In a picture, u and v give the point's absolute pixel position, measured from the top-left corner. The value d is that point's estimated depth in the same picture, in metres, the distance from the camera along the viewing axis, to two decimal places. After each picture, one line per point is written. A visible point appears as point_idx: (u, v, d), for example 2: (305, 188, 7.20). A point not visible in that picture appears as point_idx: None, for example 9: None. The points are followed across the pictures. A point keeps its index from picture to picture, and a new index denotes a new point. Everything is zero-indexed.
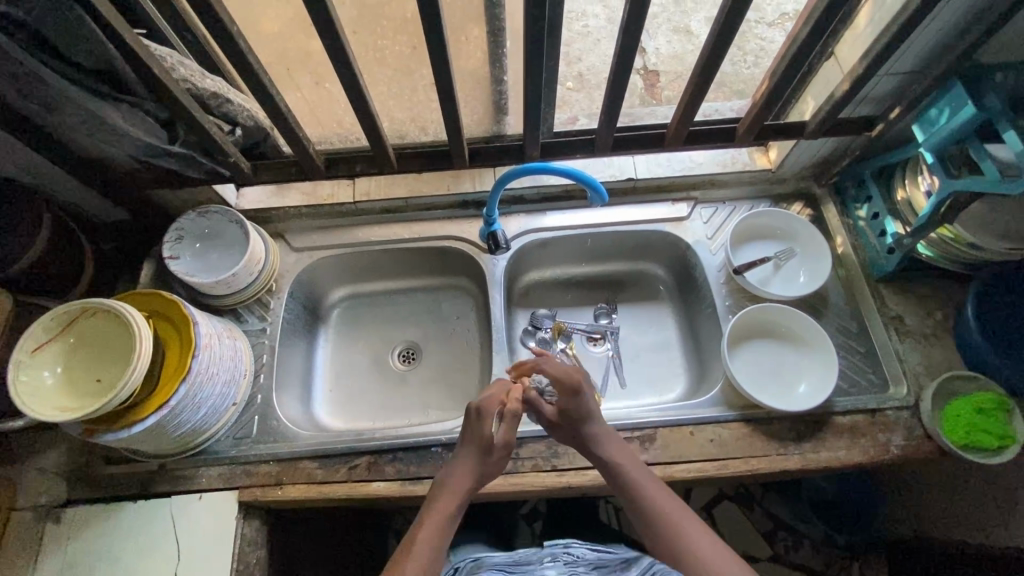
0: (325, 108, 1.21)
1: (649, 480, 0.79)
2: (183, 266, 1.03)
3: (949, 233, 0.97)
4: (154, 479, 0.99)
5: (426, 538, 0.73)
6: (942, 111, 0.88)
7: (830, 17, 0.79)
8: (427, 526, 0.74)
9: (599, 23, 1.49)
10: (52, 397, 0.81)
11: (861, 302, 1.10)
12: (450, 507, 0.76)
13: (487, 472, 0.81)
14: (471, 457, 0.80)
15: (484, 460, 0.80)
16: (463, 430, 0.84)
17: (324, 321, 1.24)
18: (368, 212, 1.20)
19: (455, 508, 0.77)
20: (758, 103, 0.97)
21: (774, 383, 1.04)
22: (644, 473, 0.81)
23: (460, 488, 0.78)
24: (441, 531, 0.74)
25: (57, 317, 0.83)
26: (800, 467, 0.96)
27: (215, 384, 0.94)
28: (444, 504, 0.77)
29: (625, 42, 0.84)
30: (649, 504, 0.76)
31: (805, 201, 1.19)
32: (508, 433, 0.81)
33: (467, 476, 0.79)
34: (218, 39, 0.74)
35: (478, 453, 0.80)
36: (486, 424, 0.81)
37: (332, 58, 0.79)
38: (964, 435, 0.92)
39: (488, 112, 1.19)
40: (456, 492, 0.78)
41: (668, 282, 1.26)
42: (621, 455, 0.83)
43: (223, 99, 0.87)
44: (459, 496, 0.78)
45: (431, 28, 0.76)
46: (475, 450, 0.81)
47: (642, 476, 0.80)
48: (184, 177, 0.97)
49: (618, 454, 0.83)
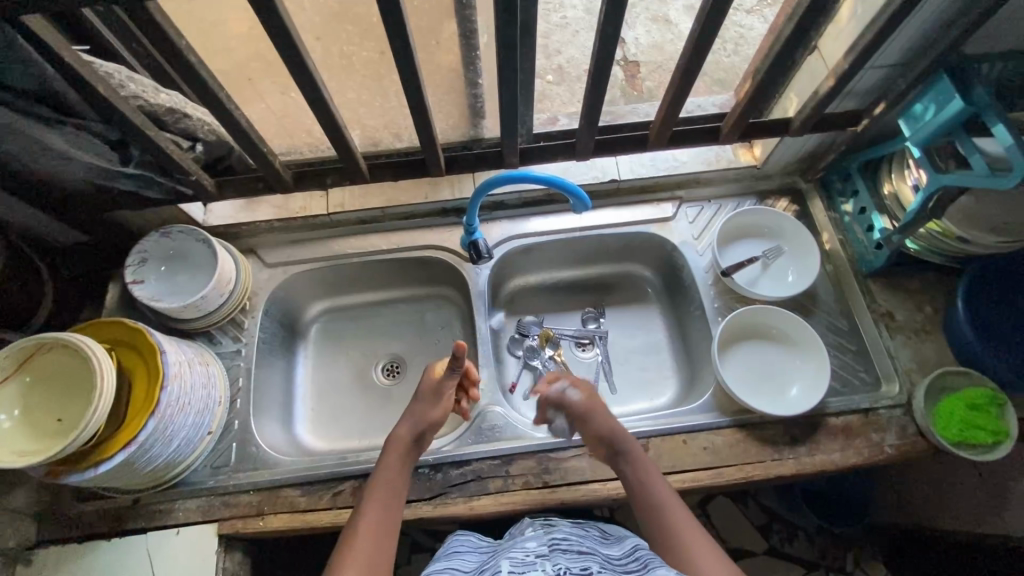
0: (292, 117, 1.15)
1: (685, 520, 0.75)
2: (148, 290, 0.98)
3: (938, 228, 0.95)
4: (128, 515, 0.94)
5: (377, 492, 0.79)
6: (928, 106, 0.86)
7: (813, 14, 0.76)
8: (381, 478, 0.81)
9: (577, 14, 1.44)
10: (10, 442, 0.76)
11: (851, 300, 1.08)
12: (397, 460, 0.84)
13: (425, 421, 0.88)
14: (416, 408, 0.88)
15: (420, 409, 0.88)
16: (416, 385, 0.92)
17: (302, 338, 1.19)
18: (343, 224, 1.16)
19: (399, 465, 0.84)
20: (741, 102, 0.94)
21: (766, 385, 1.02)
22: (683, 511, 0.77)
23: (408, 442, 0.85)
24: (392, 480, 0.81)
25: (10, 355, 0.78)
26: (794, 472, 0.94)
27: (187, 415, 0.90)
28: (393, 459, 0.84)
29: (602, 42, 0.80)
30: (682, 548, 0.72)
31: (791, 197, 1.17)
32: (445, 385, 0.91)
33: (408, 425, 0.87)
34: (167, 56, 0.68)
35: (421, 404, 0.89)
36: (428, 378, 0.91)
37: (293, 70, 0.74)
38: (957, 432, 0.91)
39: (463, 116, 1.15)
40: (402, 445, 0.85)
41: (655, 282, 1.23)
42: (661, 490, 0.80)
43: (179, 114, 0.82)
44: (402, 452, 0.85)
45: (396, 32, 0.71)
46: (418, 401, 0.89)
47: (681, 517, 0.76)
48: (143, 199, 0.92)
49: (626, 446, 0.86)
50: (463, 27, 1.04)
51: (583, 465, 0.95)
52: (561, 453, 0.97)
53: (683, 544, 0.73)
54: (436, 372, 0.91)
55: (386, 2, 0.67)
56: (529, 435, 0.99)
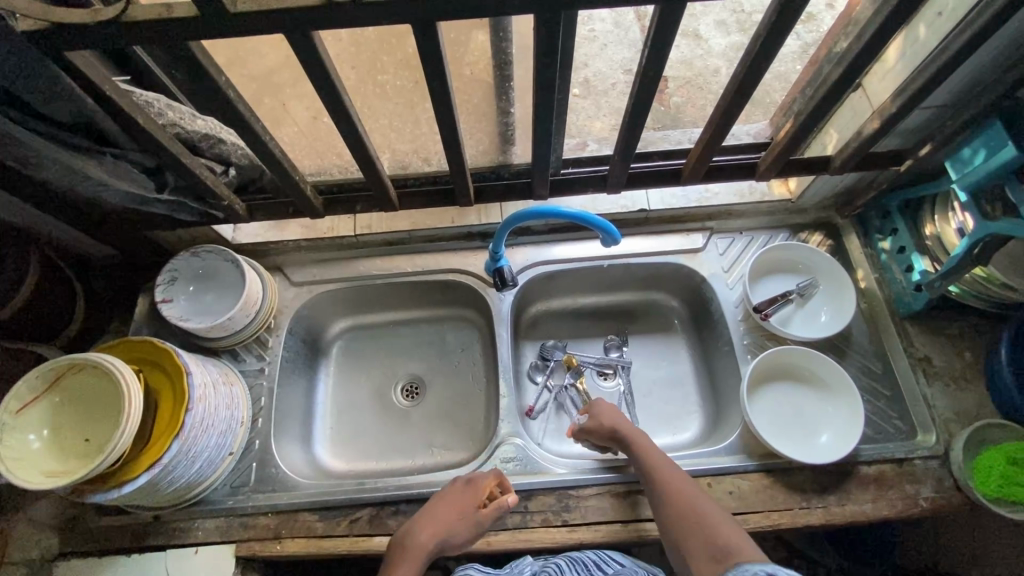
0: (321, 139, 1.17)
1: (678, 477, 0.84)
2: (177, 309, 0.99)
3: (982, 272, 0.91)
4: (149, 532, 0.95)
5: (416, 536, 0.83)
6: (977, 150, 0.82)
7: (865, 59, 0.74)
8: (422, 524, 0.84)
9: (606, 27, 1.42)
10: (36, 462, 0.77)
11: (886, 341, 1.04)
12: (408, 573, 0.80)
13: (449, 541, 0.84)
14: (446, 527, 0.84)
15: (466, 517, 0.85)
16: (469, 504, 0.86)
17: (324, 355, 1.19)
18: (368, 245, 1.16)
19: (430, 544, 0.82)
20: (780, 142, 0.91)
21: (794, 428, 0.99)
22: (672, 464, 0.86)
23: (421, 554, 0.81)
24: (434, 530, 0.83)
25: (42, 375, 0.79)
26: (823, 522, 0.91)
27: (211, 435, 0.91)
28: (439, 513, 0.85)
29: (643, 82, 0.79)
30: (676, 496, 0.81)
31: (825, 232, 1.14)
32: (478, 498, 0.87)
33: (433, 537, 0.83)
34: (207, 93, 0.68)
35: (455, 517, 0.85)
36: (476, 491, 0.88)
37: (330, 109, 0.74)
38: (996, 488, 0.87)
39: (493, 143, 1.14)
40: (434, 524, 0.84)
41: (682, 313, 1.20)
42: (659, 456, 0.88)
43: (214, 140, 0.83)
44: (421, 550, 0.82)
45: (434, 73, 0.70)
46: (450, 514, 0.85)
47: (673, 476, 0.84)
48: (176, 221, 0.93)
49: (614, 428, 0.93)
50: None
51: (603, 504, 0.94)
52: (581, 490, 0.95)
53: (682, 504, 0.80)
54: (484, 488, 0.88)
55: (428, 48, 0.66)
56: (549, 470, 0.97)
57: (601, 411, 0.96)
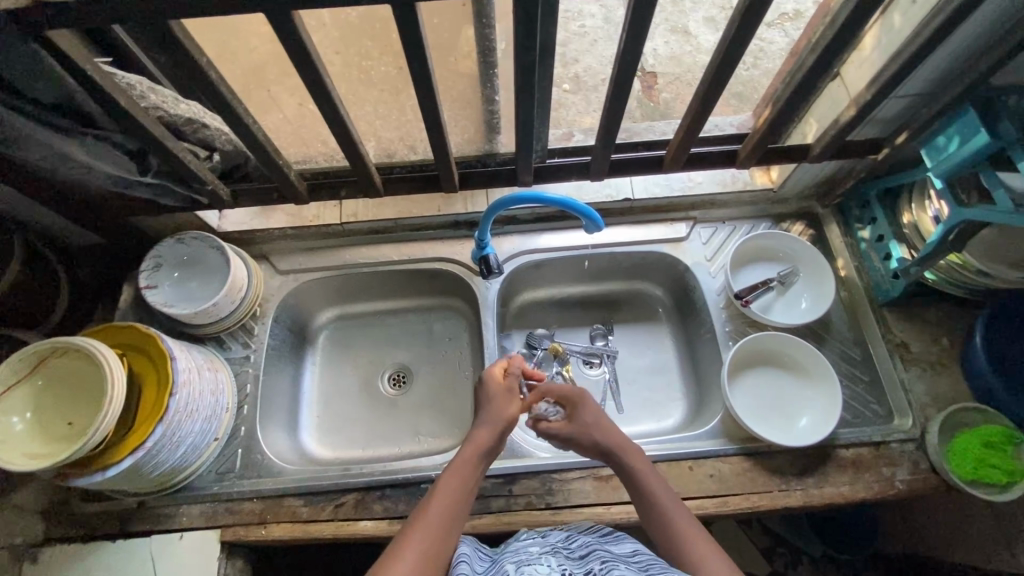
0: (307, 129, 1.17)
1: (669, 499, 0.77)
2: (162, 296, 0.99)
3: (958, 259, 0.92)
4: (133, 517, 0.95)
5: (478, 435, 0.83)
6: (952, 138, 0.83)
7: (838, 45, 0.75)
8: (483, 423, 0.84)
9: (596, 23, 1.41)
10: (20, 444, 0.77)
11: (865, 328, 1.06)
12: (473, 458, 0.80)
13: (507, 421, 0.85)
14: (499, 409, 0.86)
15: (507, 398, 0.87)
16: (508, 390, 0.89)
17: (310, 344, 1.19)
18: (355, 234, 1.16)
19: (493, 433, 0.83)
20: (759, 129, 0.93)
21: (773, 413, 1.01)
22: (660, 482, 0.80)
23: (489, 442, 0.82)
24: (493, 425, 0.84)
25: (25, 359, 0.79)
26: (801, 504, 0.93)
27: (195, 421, 0.91)
28: (492, 410, 0.86)
29: (622, 69, 0.80)
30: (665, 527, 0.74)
31: (807, 222, 1.16)
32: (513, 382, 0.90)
33: (493, 428, 0.84)
34: (188, 74, 0.68)
35: (498, 401, 0.87)
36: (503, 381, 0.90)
37: (312, 91, 0.75)
38: (969, 469, 0.89)
39: (478, 132, 1.18)
40: (491, 423, 0.84)
41: (665, 302, 1.22)
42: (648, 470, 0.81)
43: (198, 124, 0.83)
44: (483, 445, 0.82)
45: (414, 56, 0.71)
46: (496, 400, 0.87)
47: (665, 499, 0.77)
48: (160, 206, 0.93)
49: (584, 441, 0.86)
50: (481, 45, 1.07)
51: (586, 488, 0.95)
52: (564, 474, 0.96)
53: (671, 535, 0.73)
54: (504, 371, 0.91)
55: (407, 28, 0.67)
56: (533, 454, 0.98)
57: (583, 408, 0.88)
